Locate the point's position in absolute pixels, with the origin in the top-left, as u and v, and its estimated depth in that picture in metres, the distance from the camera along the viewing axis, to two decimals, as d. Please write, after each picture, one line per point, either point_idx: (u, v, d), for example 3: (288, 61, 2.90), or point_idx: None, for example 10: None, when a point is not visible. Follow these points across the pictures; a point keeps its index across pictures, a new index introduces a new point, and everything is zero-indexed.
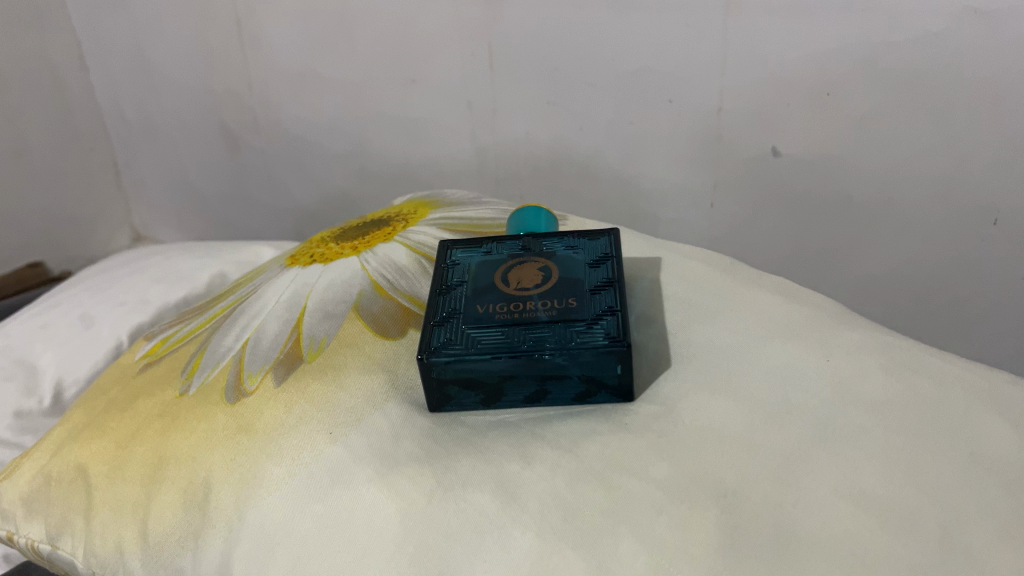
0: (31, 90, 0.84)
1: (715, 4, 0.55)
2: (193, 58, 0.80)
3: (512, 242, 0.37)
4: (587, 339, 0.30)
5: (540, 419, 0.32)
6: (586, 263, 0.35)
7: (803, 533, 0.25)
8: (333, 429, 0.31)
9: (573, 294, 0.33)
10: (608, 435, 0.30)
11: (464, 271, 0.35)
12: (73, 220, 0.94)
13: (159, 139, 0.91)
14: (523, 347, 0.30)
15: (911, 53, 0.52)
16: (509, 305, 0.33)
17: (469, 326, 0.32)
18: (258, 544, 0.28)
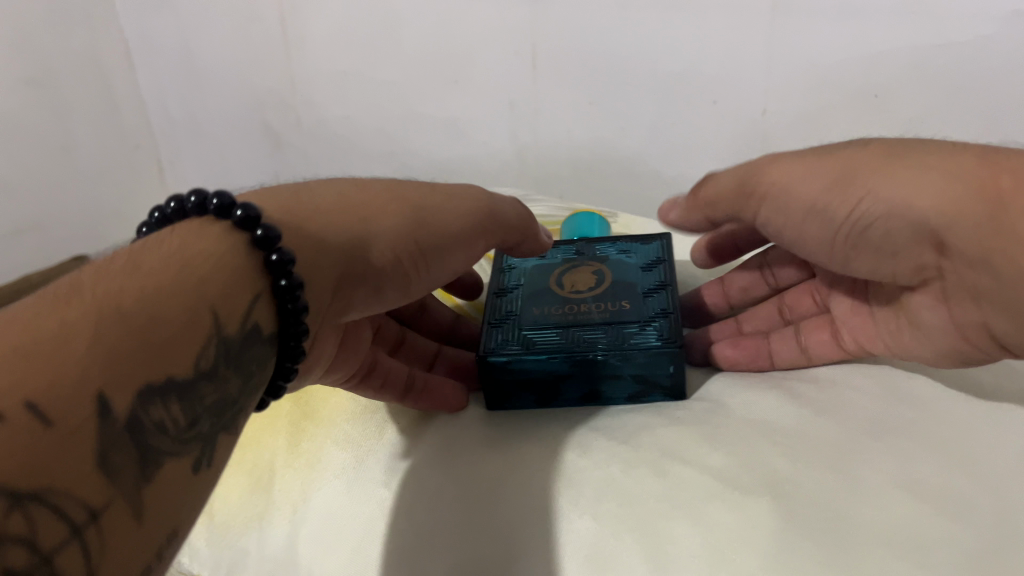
0: (80, 89, 0.87)
1: (762, 7, 0.55)
2: (236, 58, 0.81)
3: (567, 248, 0.41)
4: (643, 342, 0.33)
5: (597, 414, 0.34)
6: (639, 268, 0.39)
7: (859, 517, 0.27)
8: (403, 424, 0.35)
9: (627, 297, 0.37)
10: (661, 426, 0.32)
11: (520, 275, 0.40)
12: (120, 215, 0.96)
13: (204, 137, 0.92)
14: (579, 349, 0.34)
15: (962, 56, 0.52)
16: (564, 307, 0.37)
17: (529, 326, 0.36)
18: (322, 527, 0.32)
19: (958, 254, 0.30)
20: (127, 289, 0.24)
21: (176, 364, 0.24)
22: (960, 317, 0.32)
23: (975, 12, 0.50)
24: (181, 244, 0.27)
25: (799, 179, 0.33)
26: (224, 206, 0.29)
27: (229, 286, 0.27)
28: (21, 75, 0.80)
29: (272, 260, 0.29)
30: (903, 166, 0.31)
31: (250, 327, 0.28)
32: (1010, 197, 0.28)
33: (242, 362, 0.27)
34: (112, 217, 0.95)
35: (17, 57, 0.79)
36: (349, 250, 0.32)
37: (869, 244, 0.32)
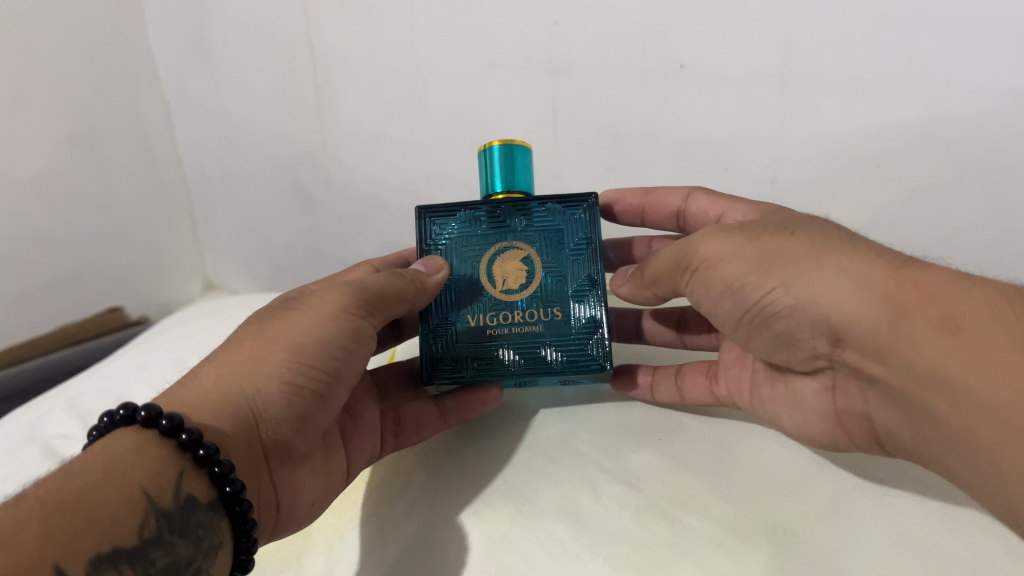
0: (123, 148, 0.92)
1: (773, 79, 0.59)
2: (272, 118, 0.84)
3: (495, 216, 0.52)
4: (552, 362, 0.51)
5: (620, 455, 0.46)
6: (566, 255, 0.52)
7: (836, 567, 0.37)
8: (488, 474, 0.46)
9: (558, 301, 0.51)
10: (676, 475, 0.43)
11: (465, 263, 0.52)
12: (154, 268, 1.00)
13: (237, 194, 0.94)
14: (508, 369, 0.50)
15: (964, 131, 0.54)
16: (505, 314, 0.51)
17: (477, 339, 0.51)
18: (407, 562, 0.42)
19: (853, 344, 0.40)
20: (87, 483, 0.36)
21: (122, 538, 0.35)
22: (841, 403, 0.45)
23: (973, 88, 0.53)
24: (111, 451, 0.38)
25: (724, 264, 0.44)
26: (142, 414, 0.40)
27: (151, 476, 0.38)
28: (69, 135, 0.86)
29: (184, 442, 0.39)
30: (816, 267, 0.40)
31: (185, 500, 0.39)
32: (905, 308, 0.37)
33: (184, 528, 0.38)
34: (145, 269, 0.99)
35: (66, 119, 0.85)
36: (239, 408, 0.43)
37: (774, 323, 0.43)
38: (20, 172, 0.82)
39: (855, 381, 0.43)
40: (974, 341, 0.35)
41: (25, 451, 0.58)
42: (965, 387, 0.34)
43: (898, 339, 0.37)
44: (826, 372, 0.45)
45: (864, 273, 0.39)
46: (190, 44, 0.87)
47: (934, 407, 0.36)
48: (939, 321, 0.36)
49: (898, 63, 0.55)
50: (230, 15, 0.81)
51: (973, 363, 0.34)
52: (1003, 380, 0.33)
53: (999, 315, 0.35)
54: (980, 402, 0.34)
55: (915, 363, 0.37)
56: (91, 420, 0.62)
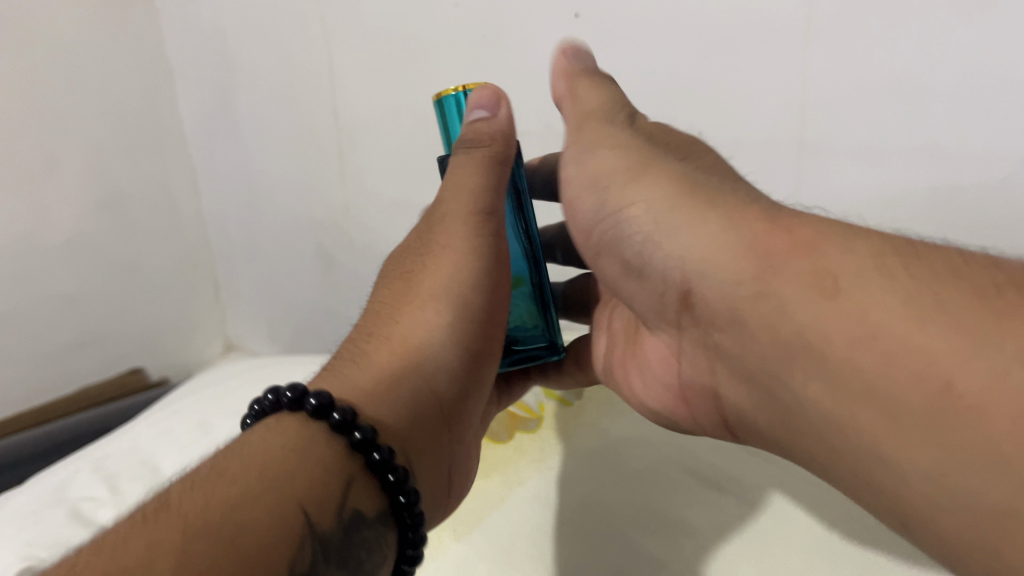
0: (151, 212, 0.94)
1: (790, 146, 0.59)
2: (296, 183, 0.86)
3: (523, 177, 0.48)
4: None
5: (656, 518, 0.52)
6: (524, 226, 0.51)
7: None
8: (538, 535, 0.54)
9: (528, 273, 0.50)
10: (705, 535, 0.50)
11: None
12: (176, 330, 1.01)
13: (259, 258, 0.96)
14: None
15: (984, 199, 0.52)
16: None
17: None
18: None
19: (704, 303, 0.38)
20: (257, 478, 0.35)
21: (274, 560, 0.32)
22: (685, 374, 0.45)
23: (990, 153, 0.50)
24: (274, 438, 0.37)
25: (624, 191, 0.41)
26: (313, 403, 0.38)
27: (286, 505, 0.34)
28: (98, 200, 0.88)
29: (336, 424, 0.38)
30: (694, 215, 0.37)
31: (349, 497, 0.37)
32: (777, 263, 0.34)
33: (349, 546, 0.36)
34: (170, 331, 1.00)
35: (96, 185, 0.87)
36: (422, 388, 0.43)
37: (647, 270, 0.41)
38: (50, 237, 0.84)
39: (703, 351, 0.42)
40: (851, 301, 0.31)
41: (52, 514, 0.58)
42: (847, 361, 0.31)
43: (764, 299, 0.34)
44: (671, 335, 0.44)
45: (729, 216, 0.36)
46: (217, 113, 0.90)
47: (800, 386, 0.34)
48: (810, 275, 0.33)
49: (912, 133, 0.53)
50: (257, 85, 0.83)
51: (865, 335, 0.30)
52: (879, 348, 0.30)
53: (876, 266, 0.31)
54: (858, 381, 0.31)
55: (783, 324, 0.34)
56: (118, 483, 0.62)
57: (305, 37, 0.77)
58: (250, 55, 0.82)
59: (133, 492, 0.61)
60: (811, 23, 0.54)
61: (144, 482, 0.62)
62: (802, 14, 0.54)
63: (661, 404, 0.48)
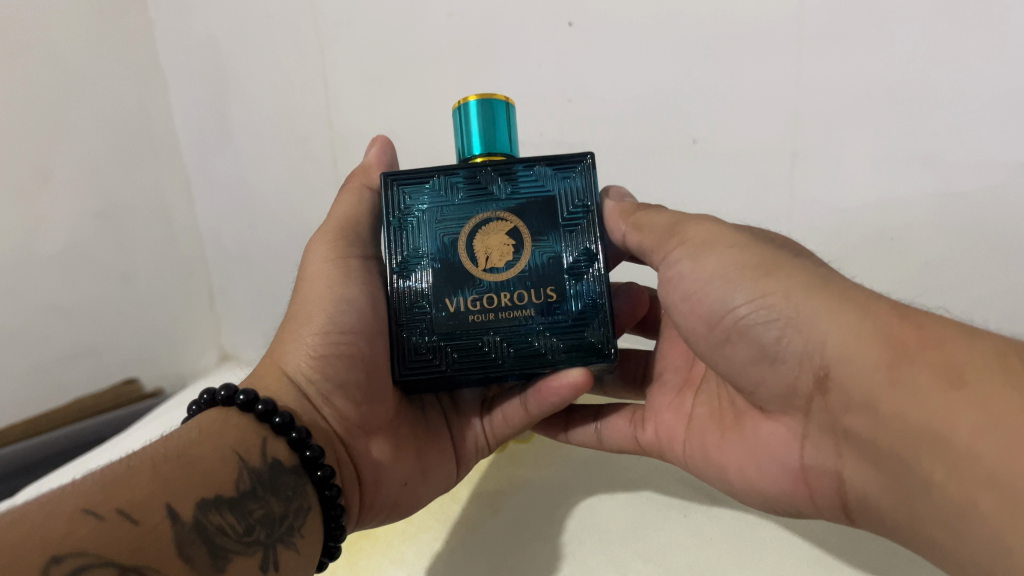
0: (146, 222, 0.93)
1: (784, 154, 0.58)
2: (290, 195, 0.86)
3: (474, 183, 0.48)
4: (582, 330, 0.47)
5: (643, 522, 0.53)
6: (557, 224, 0.48)
7: None
8: (528, 538, 0.54)
9: (552, 282, 0.47)
10: (692, 541, 0.51)
11: (414, 237, 0.49)
12: (169, 341, 1.00)
13: (253, 269, 0.96)
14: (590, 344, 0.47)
15: (977, 208, 0.51)
16: (491, 296, 0.47)
17: (462, 328, 0.47)
18: None
19: (838, 391, 0.38)
20: (192, 444, 0.41)
21: (222, 486, 0.40)
22: (809, 460, 0.42)
23: (982, 162, 0.50)
24: (208, 420, 0.44)
25: (706, 273, 0.43)
26: (241, 398, 0.45)
27: (212, 452, 0.41)
28: (92, 211, 0.87)
29: (258, 412, 0.44)
30: (828, 299, 0.39)
31: (271, 461, 0.43)
32: (907, 351, 0.36)
33: (276, 484, 0.42)
34: (163, 342, 0.99)
35: (89, 195, 0.87)
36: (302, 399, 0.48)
37: (751, 338, 0.42)
38: (43, 246, 0.83)
39: (828, 434, 0.40)
40: (977, 393, 0.33)
41: None
42: (965, 450, 0.33)
43: (896, 385, 0.36)
44: (796, 420, 0.42)
45: (867, 311, 0.38)
46: (211, 123, 0.90)
47: (926, 472, 0.35)
48: (939, 369, 0.35)
49: (903, 142, 0.53)
50: (251, 96, 0.83)
51: (977, 421, 0.33)
52: (1001, 437, 0.32)
53: (999, 366, 0.34)
54: (982, 468, 0.32)
55: (911, 411, 0.35)
56: None
57: (299, 46, 0.77)
58: (245, 65, 0.82)
59: None
60: (804, 31, 0.54)
61: None
62: (797, 22, 0.54)
63: (776, 487, 0.44)
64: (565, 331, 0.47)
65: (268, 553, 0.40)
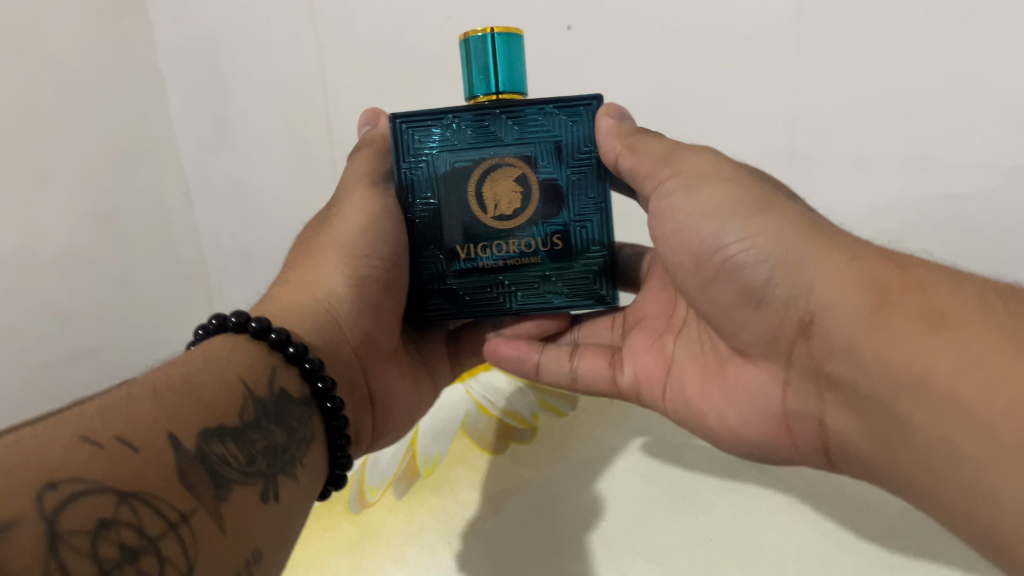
0: (144, 224, 0.94)
1: (781, 156, 0.59)
2: (290, 196, 0.86)
3: (484, 129, 0.50)
4: (586, 273, 0.53)
5: (642, 519, 0.54)
6: (563, 169, 0.51)
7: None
8: (532, 544, 0.55)
9: (558, 228, 0.51)
10: (693, 540, 0.51)
11: (425, 179, 0.51)
12: (168, 342, 0.99)
13: (252, 270, 0.96)
14: (596, 288, 0.53)
15: (970, 209, 0.52)
16: (501, 243, 0.51)
17: (472, 272, 0.52)
18: None
19: (822, 334, 0.39)
20: (197, 370, 0.40)
21: (226, 416, 0.38)
22: (791, 406, 0.43)
23: (976, 164, 0.51)
24: (213, 346, 0.42)
25: (695, 210, 0.45)
26: (254, 325, 0.43)
27: (217, 379, 0.40)
28: (92, 213, 0.87)
29: (273, 342, 0.44)
30: (817, 241, 0.40)
31: (278, 392, 0.42)
32: (889, 291, 0.36)
33: (282, 417, 0.42)
34: (162, 344, 0.99)
35: (89, 198, 0.87)
36: (322, 319, 0.49)
37: (738, 278, 0.43)
38: (44, 248, 0.82)
39: (810, 379, 0.41)
40: (955, 334, 0.34)
41: None
42: (944, 390, 0.33)
43: (876, 328, 0.36)
44: (777, 365, 0.44)
45: (856, 256, 0.39)
46: (210, 126, 0.90)
47: (908, 416, 0.35)
48: (921, 311, 0.35)
49: (900, 142, 0.54)
50: (250, 99, 0.84)
51: (955, 359, 0.33)
52: (982, 376, 0.32)
53: (980, 310, 0.34)
54: (960, 408, 0.33)
55: (890, 355, 0.36)
56: None
57: (298, 50, 0.77)
58: (243, 68, 0.82)
59: None
60: (799, 34, 0.55)
61: None
62: (794, 26, 0.55)
63: (757, 435, 0.46)
64: (568, 275, 0.52)
65: (271, 484, 0.39)
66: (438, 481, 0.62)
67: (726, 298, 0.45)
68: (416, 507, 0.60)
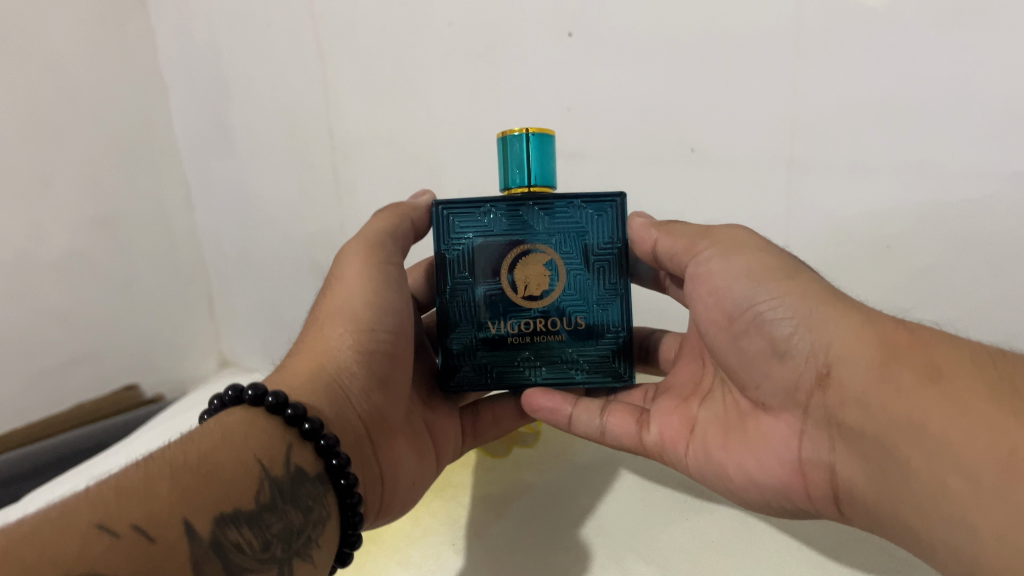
0: (145, 229, 0.94)
1: (780, 162, 0.59)
2: (292, 200, 0.86)
3: (518, 216, 0.52)
4: (605, 353, 0.53)
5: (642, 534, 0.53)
6: (589, 258, 0.52)
7: None
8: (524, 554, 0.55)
9: (581, 311, 0.52)
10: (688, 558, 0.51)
11: (459, 260, 0.52)
12: (169, 346, 1.00)
13: (254, 275, 0.96)
14: (614, 370, 0.52)
15: (969, 213, 0.52)
16: (526, 321, 0.52)
17: (498, 348, 0.52)
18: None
19: (836, 387, 0.39)
20: (213, 452, 0.40)
21: (241, 501, 0.39)
22: (806, 452, 0.42)
23: (973, 169, 0.51)
24: (228, 423, 0.42)
25: (722, 275, 0.46)
26: (270, 399, 0.43)
27: (233, 463, 0.40)
28: (91, 217, 0.87)
29: (288, 416, 0.43)
30: (839, 306, 0.40)
31: (294, 469, 0.42)
32: (898, 350, 0.37)
33: (297, 494, 0.42)
34: (163, 348, 0.99)
35: (90, 201, 0.87)
36: (326, 386, 0.48)
37: (765, 333, 0.43)
38: (43, 254, 0.83)
39: (824, 425, 0.41)
40: (951, 387, 0.35)
41: None
42: (941, 438, 0.34)
43: (884, 381, 0.37)
44: (795, 416, 0.43)
45: (872, 321, 0.39)
46: (212, 131, 0.90)
47: (904, 459, 0.36)
48: (922, 367, 0.36)
49: (899, 148, 0.54)
50: (253, 104, 0.84)
51: (948, 410, 0.34)
52: (980, 427, 0.33)
53: (976, 368, 0.35)
54: (954, 453, 0.34)
55: (893, 406, 0.36)
56: None
57: (301, 55, 0.77)
58: (245, 73, 0.83)
59: None
60: (799, 40, 0.55)
61: None
62: (793, 32, 0.55)
63: (772, 480, 0.44)
64: (588, 352, 0.53)
65: (284, 569, 0.39)
66: (441, 486, 0.62)
67: (757, 353, 0.44)
68: (420, 511, 0.60)
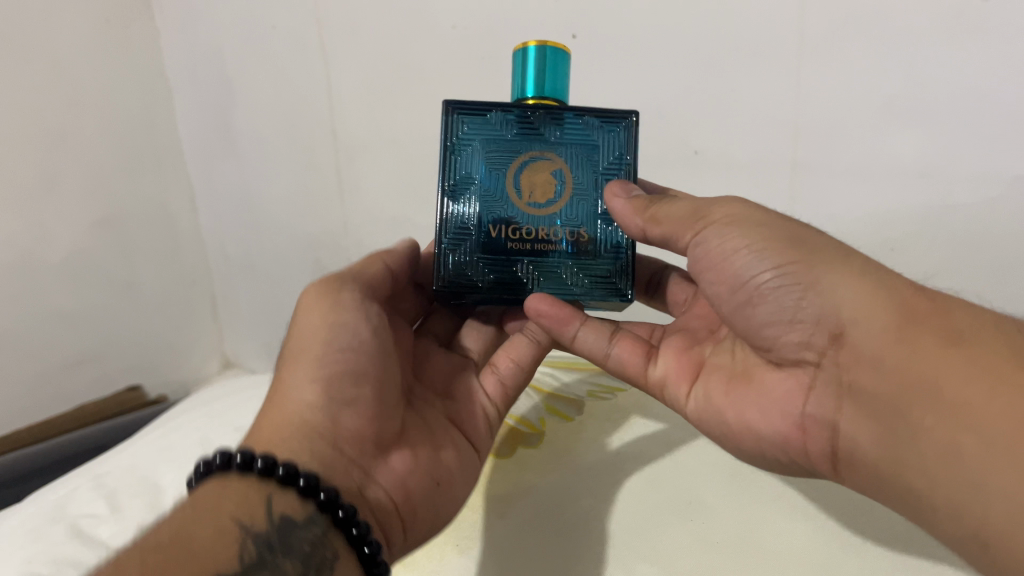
0: (149, 229, 0.94)
1: (783, 164, 0.59)
2: (297, 200, 0.86)
3: (529, 121, 0.50)
4: (609, 271, 0.51)
5: (646, 493, 0.55)
6: (596, 172, 0.51)
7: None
8: (532, 512, 0.56)
9: (585, 224, 0.51)
10: (695, 517, 0.52)
11: (464, 166, 0.50)
12: (171, 346, 1.00)
13: (257, 275, 0.97)
14: (618, 286, 0.51)
15: (973, 216, 0.52)
16: (530, 230, 0.50)
17: (502, 255, 0.50)
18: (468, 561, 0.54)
19: (851, 345, 0.39)
20: (186, 524, 0.37)
21: (223, 563, 0.36)
22: (810, 408, 0.42)
23: (978, 171, 0.51)
24: (205, 495, 0.40)
25: (722, 233, 0.43)
26: (241, 462, 0.41)
27: (205, 530, 0.37)
28: (95, 217, 0.87)
29: (281, 476, 0.41)
30: (850, 266, 0.40)
31: (280, 519, 0.39)
32: (919, 314, 0.37)
33: (290, 544, 0.39)
34: (165, 348, 0.99)
35: (95, 201, 0.87)
36: (309, 427, 0.44)
37: (771, 301, 0.42)
38: (50, 255, 0.83)
39: (833, 389, 0.40)
40: (971, 352, 0.35)
41: (52, 530, 0.55)
42: (953, 399, 0.35)
43: (901, 344, 0.37)
44: (806, 368, 0.42)
45: (885, 281, 0.39)
46: (216, 132, 0.91)
47: (917, 421, 0.36)
48: (942, 333, 0.36)
49: (902, 152, 0.54)
50: (257, 105, 0.84)
51: (964, 372, 0.35)
52: (998, 392, 0.33)
53: (998, 336, 0.36)
54: (971, 413, 0.34)
55: (910, 364, 0.36)
56: (118, 499, 0.59)
57: (305, 57, 0.78)
58: (250, 74, 0.83)
59: (133, 509, 0.58)
60: (802, 43, 0.55)
61: (143, 497, 0.59)
62: (795, 36, 0.55)
63: (774, 443, 0.43)
64: (592, 267, 0.51)
65: None
66: None
67: (767, 312, 0.42)
68: None
